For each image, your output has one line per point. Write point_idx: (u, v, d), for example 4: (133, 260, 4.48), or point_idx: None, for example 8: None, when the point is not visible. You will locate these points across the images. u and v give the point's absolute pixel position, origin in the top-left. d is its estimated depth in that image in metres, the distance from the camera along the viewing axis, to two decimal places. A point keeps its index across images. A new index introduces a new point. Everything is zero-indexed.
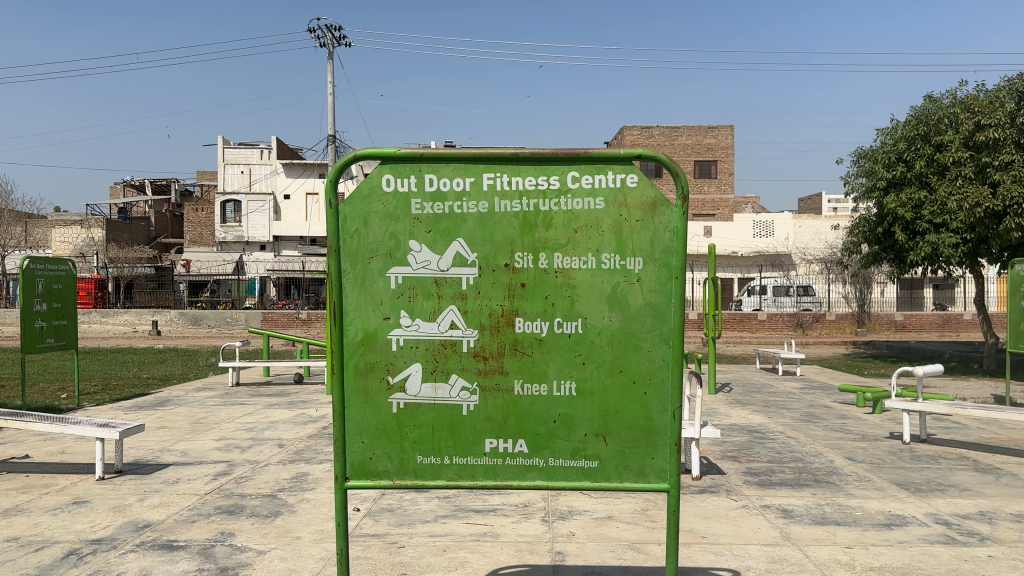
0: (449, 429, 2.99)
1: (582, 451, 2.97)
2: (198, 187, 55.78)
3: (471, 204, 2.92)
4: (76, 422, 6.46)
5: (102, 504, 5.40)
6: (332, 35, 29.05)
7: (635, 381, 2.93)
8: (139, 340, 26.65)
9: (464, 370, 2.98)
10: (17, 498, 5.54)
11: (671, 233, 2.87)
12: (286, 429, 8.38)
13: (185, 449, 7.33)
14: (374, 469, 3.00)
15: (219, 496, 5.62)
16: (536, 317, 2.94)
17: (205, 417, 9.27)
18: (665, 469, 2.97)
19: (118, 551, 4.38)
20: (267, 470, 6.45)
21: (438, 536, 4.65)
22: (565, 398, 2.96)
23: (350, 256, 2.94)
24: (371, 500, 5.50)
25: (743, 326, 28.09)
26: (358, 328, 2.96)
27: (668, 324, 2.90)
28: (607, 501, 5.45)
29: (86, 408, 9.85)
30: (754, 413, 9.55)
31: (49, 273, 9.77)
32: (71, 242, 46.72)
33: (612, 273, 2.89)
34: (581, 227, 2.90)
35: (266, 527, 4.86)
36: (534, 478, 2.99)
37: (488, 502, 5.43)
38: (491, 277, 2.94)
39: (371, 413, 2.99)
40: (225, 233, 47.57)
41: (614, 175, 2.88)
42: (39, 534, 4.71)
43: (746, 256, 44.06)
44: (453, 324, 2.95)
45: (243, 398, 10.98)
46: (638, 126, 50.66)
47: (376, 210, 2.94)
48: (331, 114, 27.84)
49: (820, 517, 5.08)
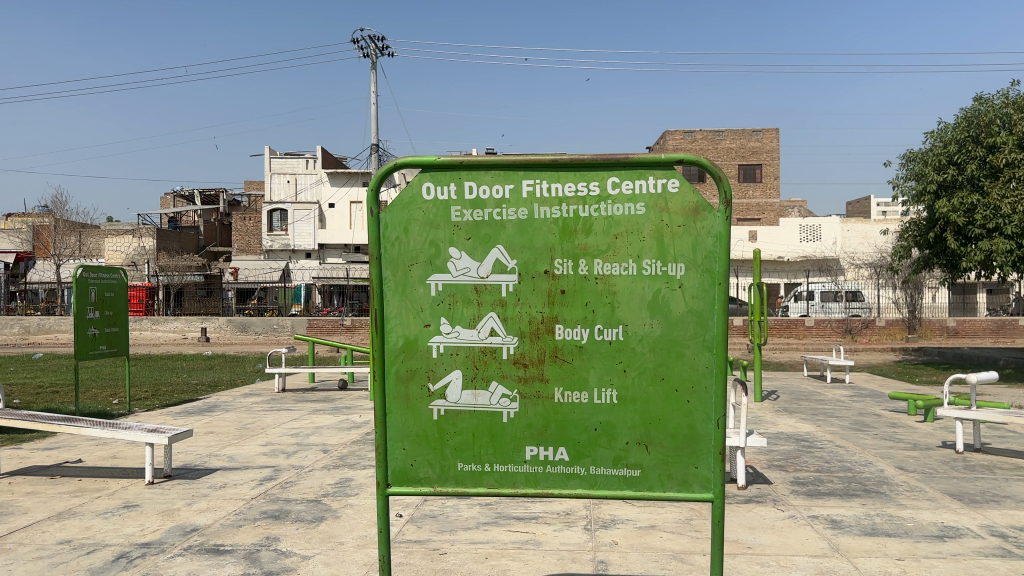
0: (490, 436, 2.99)
1: (625, 459, 2.93)
2: (246, 197, 56.84)
3: (511, 211, 2.92)
4: (126, 427, 6.58)
5: (152, 508, 5.51)
6: (374, 45, 29.14)
7: (678, 389, 2.89)
8: (188, 346, 27.48)
9: (504, 377, 2.96)
10: (70, 502, 5.67)
11: (713, 238, 2.82)
12: (331, 435, 8.48)
13: (232, 455, 7.45)
14: (415, 475, 3.01)
15: (264, 501, 5.69)
16: (576, 324, 2.92)
17: (252, 423, 9.42)
18: (709, 479, 2.90)
19: (166, 554, 4.46)
20: (311, 475, 6.52)
21: (480, 543, 4.64)
22: (605, 406, 2.93)
23: (391, 264, 2.96)
24: (413, 506, 5.52)
25: (789, 332, 27.67)
26: (398, 335, 2.98)
27: (711, 331, 2.85)
28: (650, 510, 5.40)
29: (137, 414, 10.09)
30: (800, 421, 9.35)
31: (101, 282, 10.01)
32: (123, 251, 47.87)
33: (654, 279, 2.85)
34: (621, 232, 2.87)
35: (310, 532, 4.91)
36: (575, 486, 2.96)
37: (530, 509, 5.41)
38: (531, 284, 2.92)
39: (412, 419, 3.00)
40: (272, 242, 48.41)
41: (654, 181, 2.84)
42: (90, 537, 4.82)
43: (793, 262, 43.43)
44: (492, 331, 2.95)
45: (288, 404, 11.17)
46: (679, 131, 50.10)
47: (416, 217, 2.95)
48: (373, 123, 28.06)
49: (870, 528, 4.95)
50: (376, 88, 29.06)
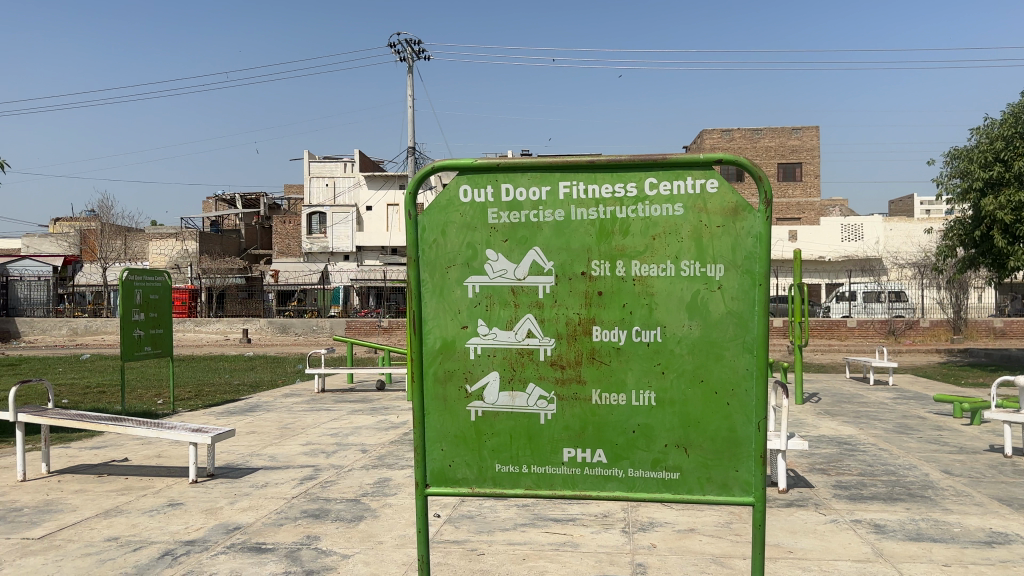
0: (527, 437, 2.99)
1: (663, 462, 2.91)
2: (285, 200, 57.63)
3: (547, 212, 2.92)
4: (171, 427, 6.70)
5: (196, 507, 5.61)
6: (411, 48, 29.37)
7: (717, 392, 2.86)
8: (230, 347, 27.94)
9: (541, 379, 2.96)
10: (117, 500, 5.81)
11: (754, 238, 2.79)
12: (369, 435, 8.55)
13: (273, 454, 7.56)
14: (453, 476, 3.03)
15: (304, 500, 5.76)
16: (614, 326, 2.91)
17: (292, 423, 9.54)
18: (750, 482, 2.86)
19: (210, 552, 4.53)
20: (350, 475, 6.59)
21: (518, 544, 4.64)
22: (644, 408, 2.91)
23: (429, 266, 2.99)
24: (450, 506, 5.54)
25: (831, 333, 27.18)
26: (436, 336, 3.00)
27: (751, 333, 2.81)
28: (690, 514, 5.35)
29: (181, 414, 10.27)
30: (842, 424, 9.20)
31: (146, 284, 10.22)
32: (167, 254, 48.84)
33: (693, 280, 2.83)
34: (659, 233, 2.85)
35: (349, 531, 4.96)
36: (613, 488, 2.95)
37: (568, 511, 5.40)
38: (568, 285, 2.92)
39: (450, 420, 3.02)
40: (311, 244, 49.01)
41: (693, 181, 2.83)
42: (136, 534, 4.93)
43: (834, 262, 42.72)
44: (530, 332, 2.95)
45: (327, 405, 11.29)
46: (717, 130, 49.57)
47: (454, 220, 2.97)
48: (410, 126, 28.26)
49: (915, 533, 4.85)
50: (413, 91, 29.26)
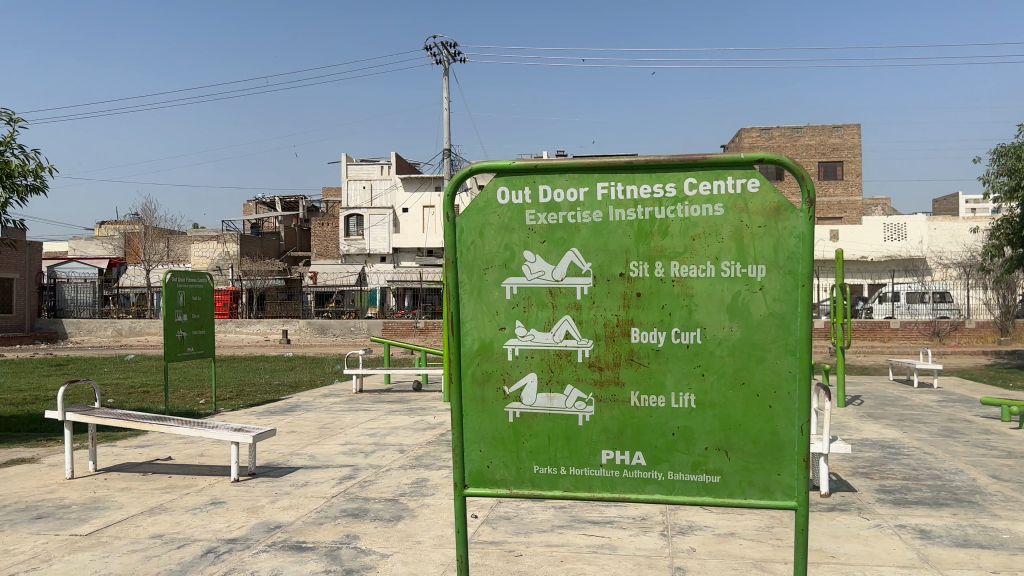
0: (565, 439, 2.98)
1: (704, 465, 2.88)
2: (324, 202, 58.29)
3: (585, 214, 2.91)
4: (213, 426, 6.80)
5: (237, 505, 5.69)
6: (447, 51, 29.53)
7: (759, 394, 2.82)
8: (270, 348, 28.31)
9: (579, 380, 2.96)
10: (161, 498, 5.92)
11: (796, 239, 2.75)
12: (407, 435, 8.60)
13: (313, 453, 7.65)
14: (491, 477, 3.03)
15: (344, 499, 5.82)
16: (652, 327, 2.89)
17: (331, 423, 9.63)
18: (792, 487, 2.82)
19: (251, 550, 4.60)
20: (389, 475, 6.63)
21: (555, 546, 4.63)
22: (683, 410, 2.89)
23: (466, 267, 3.00)
24: (488, 507, 5.56)
25: (873, 335, 26.67)
26: (474, 338, 3.01)
27: (794, 335, 2.77)
28: (729, 517, 5.29)
29: (223, 413, 10.44)
30: (886, 427, 9.03)
31: (189, 286, 10.41)
32: (209, 256, 49.67)
33: (733, 281, 2.80)
34: (699, 234, 2.83)
35: (388, 531, 5.00)
36: (652, 491, 2.93)
37: (606, 513, 5.38)
38: (606, 287, 2.91)
39: (488, 422, 3.03)
40: (349, 246, 49.49)
41: (733, 181, 2.79)
42: (180, 531, 5.01)
43: (877, 262, 41.95)
44: (567, 334, 2.94)
45: (365, 405, 11.38)
46: (756, 129, 48.97)
47: (491, 221, 2.98)
48: (446, 128, 28.40)
49: (962, 539, 4.74)
50: (449, 94, 29.39)
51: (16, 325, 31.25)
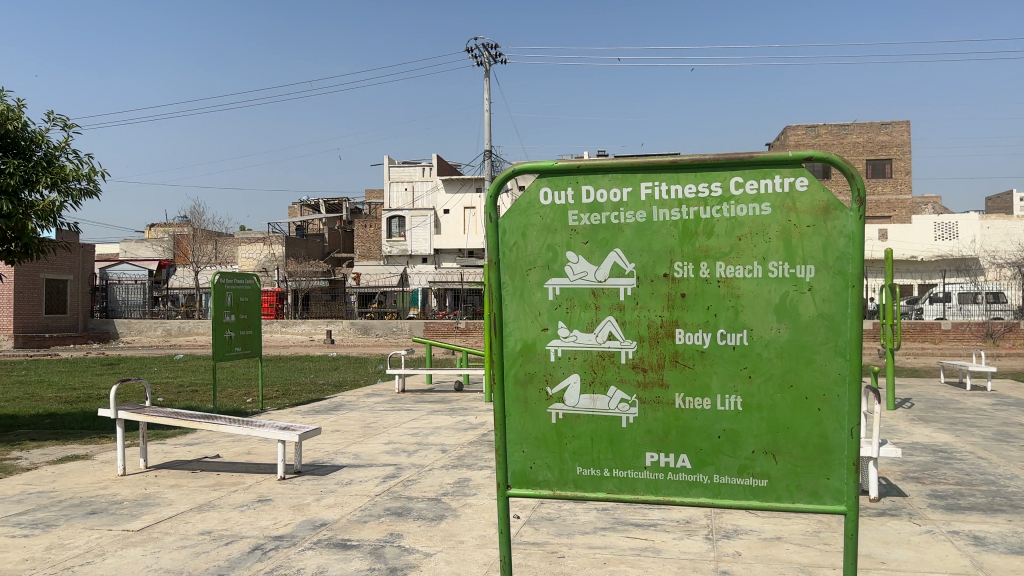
0: (609, 441, 2.96)
1: (751, 468, 2.84)
2: (367, 204, 58.92)
3: (629, 214, 2.89)
4: (260, 424, 6.91)
5: (284, 503, 5.77)
6: (488, 53, 29.65)
7: (808, 397, 2.77)
8: (315, 348, 28.73)
9: (623, 382, 2.94)
10: (210, 495, 6.03)
11: (846, 239, 2.69)
12: (449, 435, 8.64)
13: (356, 452, 7.72)
14: (534, 478, 3.03)
15: (387, 498, 5.87)
16: (698, 328, 2.85)
17: (375, 422, 9.72)
18: (842, 491, 2.77)
19: (298, 548, 4.66)
20: (431, 474, 6.67)
21: (598, 548, 4.61)
22: (729, 413, 2.85)
23: (509, 268, 3.00)
24: (531, 508, 5.56)
25: (924, 336, 26.09)
26: (516, 339, 3.01)
27: (843, 337, 2.72)
28: (775, 521, 5.22)
29: (269, 412, 10.61)
30: (937, 431, 8.81)
31: (237, 287, 10.60)
32: (255, 258, 50.53)
33: (781, 281, 2.76)
34: (745, 233, 2.79)
35: (431, 530, 5.02)
36: (698, 494, 2.89)
37: (649, 516, 5.34)
38: (650, 287, 2.88)
39: (531, 422, 3.03)
40: (391, 247, 49.94)
41: (781, 180, 2.75)
42: (228, 528, 5.10)
43: (927, 262, 41.03)
44: (610, 335, 2.92)
45: (408, 405, 11.47)
46: (802, 127, 48.19)
47: (534, 222, 2.98)
48: (488, 129, 28.50)
49: (1017, 546, 4.60)
50: (490, 95, 29.48)
51: (71, 325, 32.09)
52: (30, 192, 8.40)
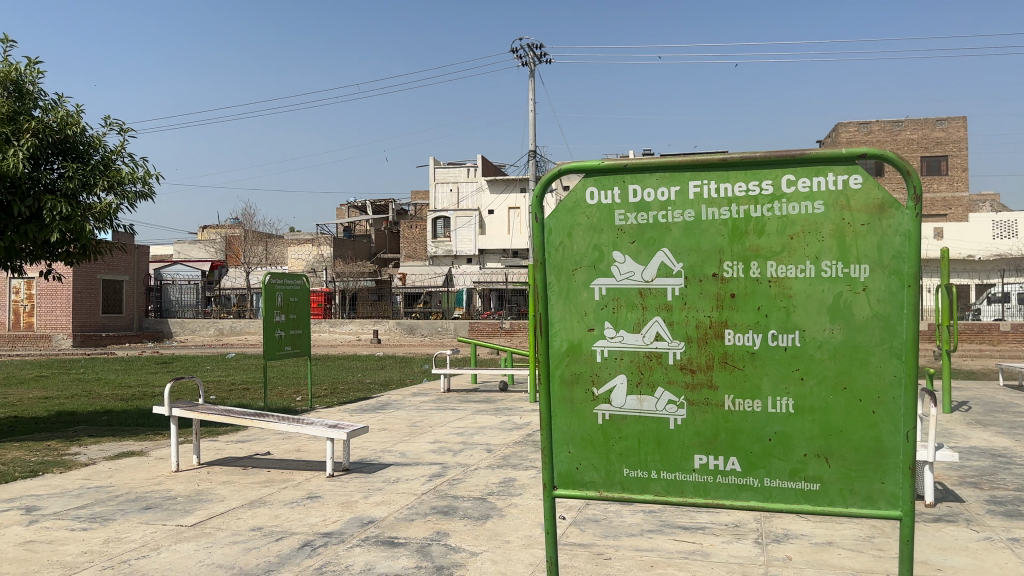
0: (656, 442, 2.93)
1: (803, 472, 2.78)
2: (412, 205, 59.40)
3: (677, 213, 2.85)
4: (309, 422, 7.01)
5: (332, 500, 5.85)
6: (533, 53, 29.64)
7: (862, 399, 2.71)
8: (362, 347, 29.08)
9: (670, 383, 2.90)
10: (261, 492, 6.13)
11: (902, 237, 2.62)
12: (494, 435, 8.66)
13: (403, 451, 7.78)
14: (581, 479, 3.01)
15: (434, 497, 5.90)
16: (747, 328, 2.81)
17: (420, 421, 9.79)
18: (898, 496, 2.69)
19: (346, 545, 4.71)
20: (477, 473, 6.68)
21: (645, 551, 4.57)
22: (780, 415, 2.80)
23: (555, 268, 2.98)
24: (576, 509, 5.54)
25: (982, 338, 25.33)
26: (562, 339, 2.99)
27: (899, 338, 2.65)
28: (827, 525, 5.11)
29: (317, 411, 10.76)
30: (996, 435, 8.53)
31: (287, 287, 10.77)
32: (303, 259, 51.31)
33: (834, 281, 2.70)
34: (797, 232, 2.73)
35: (477, 529, 5.03)
36: (748, 498, 2.85)
37: (697, 519, 5.27)
38: (699, 287, 2.84)
39: (577, 423, 3.01)
40: (437, 248, 50.26)
41: (834, 177, 2.69)
42: (278, 525, 5.18)
43: (985, 261, 39.85)
44: (658, 335, 2.89)
45: (454, 404, 11.53)
46: (853, 124, 47.18)
47: (580, 222, 2.96)
48: (533, 129, 28.50)
49: None
50: (535, 95, 29.45)
51: (127, 324, 32.92)
52: (88, 195, 8.63)
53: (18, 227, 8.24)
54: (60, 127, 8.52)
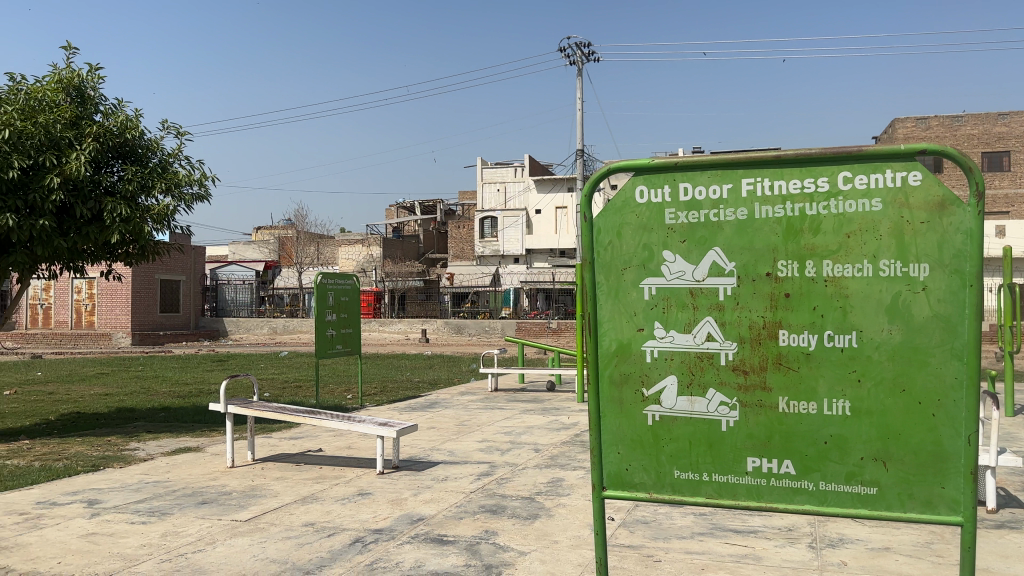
0: (708, 444, 2.89)
1: (859, 475, 2.71)
2: (460, 205, 59.72)
3: (729, 211, 2.81)
4: (360, 420, 7.10)
5: (382, 497, 5.91)
6: (581, 52, 29.52)
7: (921, 402, 2.63)
8: (411, 346, 29.33)
9: (722, 385, 2.86)
10: (313, 488, 6.23)
11: (964, 235, 2.54)
12: (542, 435, 8.66)
13: (451, 449, 7.83)
14: (630, 481, 2.99)
15: (482, 495, 5.92)
16: (803, 329, 2.75)
17: (468, 420, 9.84)
18: (959, 501, 2.61)
19: (396, 541, 4.75)
20: (525, 473, 6.68)
21: (696, 554, 4.52)
22: (836, 418, 2.74)
23: (604, 268, 2.97)
24: (625, 510, 5.50)
25: None
26: (612, 339, 2.97)
27: (961, 339, 2.57)
28: (883, 531, 4.98)
29: (367, 409, 10.89)
30: None
31: (337, 287, 10.92)
32: (354, 259, 51.96)
33: (893, 281, 2.63)
34: (854, 231, 2.67)
35: (526, 528, 5.03)
36: (802, 501, 2.79)
37: (748, 522, 5.19)
38: (752, 287, 2.80)
39: (626, 424, 2.98)
40: (484, 248, 50.45)
41: (893, 174, 2.62)
42: (330, 521, 5.25)
43: None
44: (709, 335, 2.85)
45: (501, 403, 11.56)
46: (911, 119, 45.95)
47: (629, 221, 2.93)
48: (581, 128, 28.39)
49: None
50: (583, 94, 29.33)
51: (183, 322, 33.72)
52: (147, 197, 8.89)
53: (80, 229, 8.48)
54: (121, 131, 8.77)
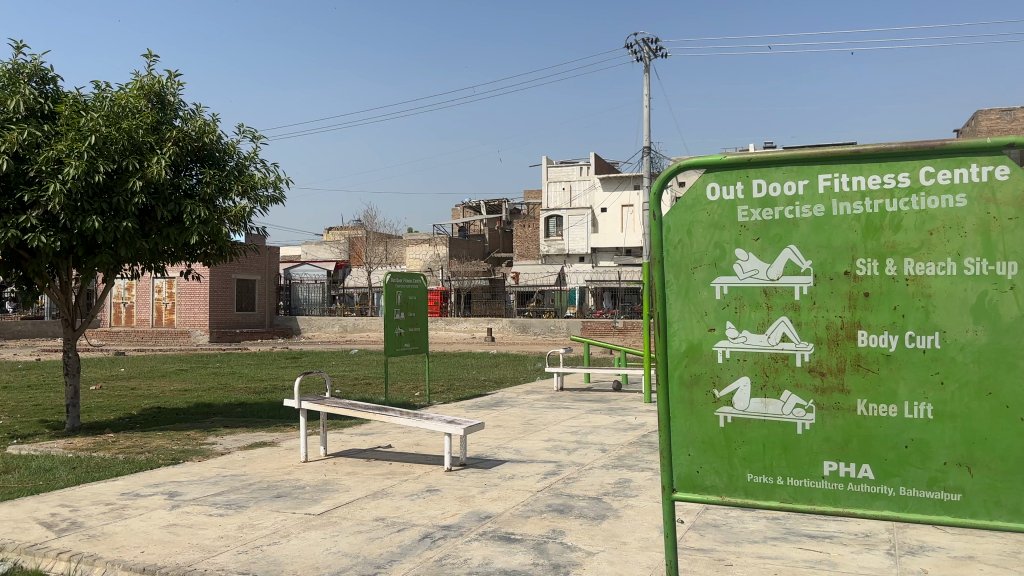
0: (783, 447, 2.83)
1: (942, 481, 2.62)
2: (526, 205, 59.79)
3: (805, 208, 2.75)
4: (428, 417, 7.18)
5: (450, 494, 5.97)
6: (648, 48, 29.20)
7: (1010, 406, 2.53)
8: (477, 345, 29.51)
9: (798, 386, 2.79)
10: (383, 483, 6.33)
11: None
12: (609, 435, 8.60)
13: (518, 448, 7.85)
14: (701, 483, 2.94)
15: (549, 494, 5.92)
16: (883, 329, 2.67)
17: (534, 419, 9.85)
18: None
19: (464, 538, 4.80)
20: (592, 473, 6.66)
21: (768, 558, 4.43)
22: (918, 421, 2.65)
23: (674, 267, 2.93)
24: (695, 513, 5.42)
25: None
26: (681, 339, 2.93)
27: None
28: (966, 539, 4.79)
29: (434, 406, 11.01)
30: None
31: (406, 286, 11.07)
32: (421, 258, 52.56)
33: (979, 279, 2.53)
34: (937, 228, 2.58)
35: (594, 529, 5.02)
36: (882, 507, 2.70)
37: (823, 528, 5.06)
38: (828, 286, 2.73)
39: (697, 426, 2.94)
40: (549, 247, 50.41)
41: (978, 168, 2.53)
42: (400, 516, 5.33)
43: None
44: (784, 336, 2.79)
45: (567, 403, 11.54)
46: (996, 110, 43.95)
47: (700, 219, 2.89)
48: (648, 126, 28.10)
49: None
50: (650, 91, 29.00)
51: (258, 321, 34.62)
52: (224, 199, 9.18)
53: (161, 230, 8.81)
54: (199, 136, 9.13)
